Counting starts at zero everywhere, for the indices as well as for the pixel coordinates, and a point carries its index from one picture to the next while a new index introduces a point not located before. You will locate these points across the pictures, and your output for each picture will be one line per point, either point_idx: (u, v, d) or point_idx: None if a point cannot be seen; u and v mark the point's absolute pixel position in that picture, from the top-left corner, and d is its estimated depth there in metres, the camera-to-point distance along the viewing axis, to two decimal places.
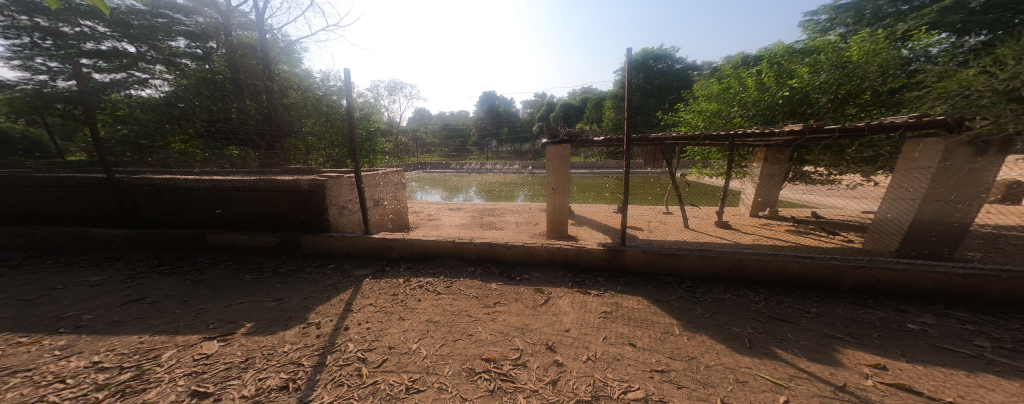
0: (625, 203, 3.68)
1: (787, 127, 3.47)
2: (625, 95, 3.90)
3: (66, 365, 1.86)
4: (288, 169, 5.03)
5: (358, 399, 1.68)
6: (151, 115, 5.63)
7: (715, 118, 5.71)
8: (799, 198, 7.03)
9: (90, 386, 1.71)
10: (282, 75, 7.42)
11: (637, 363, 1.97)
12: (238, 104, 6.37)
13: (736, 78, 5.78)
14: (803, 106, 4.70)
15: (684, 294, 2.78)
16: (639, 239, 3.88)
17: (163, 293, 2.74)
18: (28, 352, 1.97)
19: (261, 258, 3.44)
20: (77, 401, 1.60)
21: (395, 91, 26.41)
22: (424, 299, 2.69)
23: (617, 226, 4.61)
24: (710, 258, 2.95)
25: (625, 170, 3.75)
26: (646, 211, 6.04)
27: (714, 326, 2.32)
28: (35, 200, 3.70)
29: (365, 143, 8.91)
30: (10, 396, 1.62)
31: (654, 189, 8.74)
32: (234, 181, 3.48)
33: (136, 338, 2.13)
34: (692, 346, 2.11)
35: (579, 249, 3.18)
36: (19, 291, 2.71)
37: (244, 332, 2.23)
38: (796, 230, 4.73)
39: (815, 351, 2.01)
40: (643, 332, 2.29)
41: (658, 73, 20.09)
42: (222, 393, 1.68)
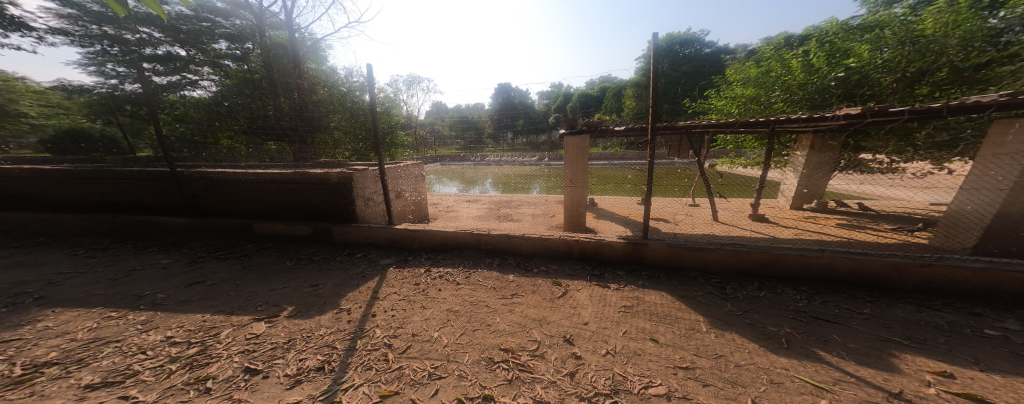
0: (649, 195, 3.56)
1: (842, 111, 3.14)
2: (651, 81, 3.67)
3: (146, 338, 2.11)
4: (319, 163, 5.29)
5: (385, 382, 1.79)
6: (203, 113, 6.43)
7: (752, 104, 5.33)
8: (853, 189, 6.48)
9: (165, 357, 1.94)
10: (310, 73, 7.69)
11: (660, 359, 1.94)
12: (273, 102, 6.73)
13: (778, 59, 5.27)
14: (863, 87, 4.24)
15: (712, 290, 2.67)
16: (663, 233, 3.75)
17: (220, 276, 3.01)
18: (117, 325, 2.24)
19: (298, 246, 3.67)
20: (156, 371, 1.84)
21: (411, 84, 26.91)
22: (444, 289, 2.76)
23: (639, 219, 4.48)
24: (743, 253, 2.80)
25: (649, 160, 3.58)
26: (670, 204, 5.80)
27: (746, 324, 2.23)
28: (112, 190, 4.13)
29: (386, 137, 9.17)
30: (105, 364, 1.87)
31: (678, 180, 8.35)
32: (273, 174, 3.70)
33: (199, 316, 2.37)
34: (721, 344, 2.04)
35: (599, 241, 3.11)
36: (106, 271, 3.08)
37: (287, 315, 2.41)
38: (844, 224, 4.38)
39: (866, 355, 1.87)
40: (668, 328, 2.23)
41: (686, 58, 18.99)
42: (270, 371, 1.86)
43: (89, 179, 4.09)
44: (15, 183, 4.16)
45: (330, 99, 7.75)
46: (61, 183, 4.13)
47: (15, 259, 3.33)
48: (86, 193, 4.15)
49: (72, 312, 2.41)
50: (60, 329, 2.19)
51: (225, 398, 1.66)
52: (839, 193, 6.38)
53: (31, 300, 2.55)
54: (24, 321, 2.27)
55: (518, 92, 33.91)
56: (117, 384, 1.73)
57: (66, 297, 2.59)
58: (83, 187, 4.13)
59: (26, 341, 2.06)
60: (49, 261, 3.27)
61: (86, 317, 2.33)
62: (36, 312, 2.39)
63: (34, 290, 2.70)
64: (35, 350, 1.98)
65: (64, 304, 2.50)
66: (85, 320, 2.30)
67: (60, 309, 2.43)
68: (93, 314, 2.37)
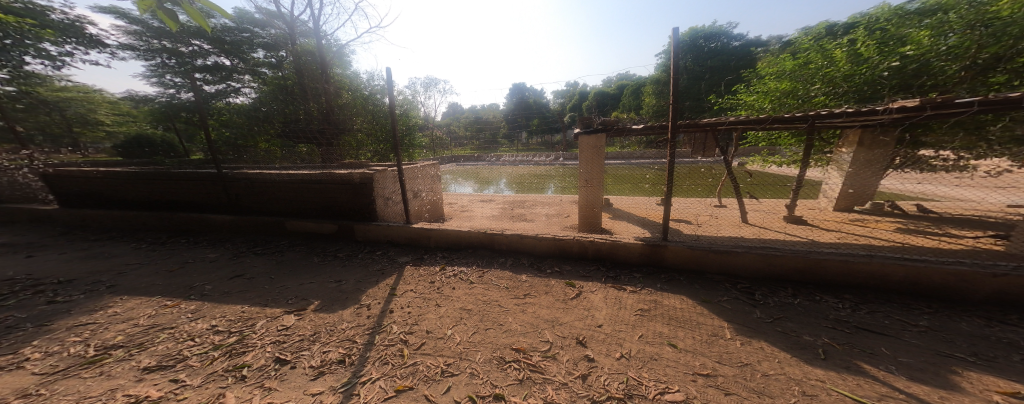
0: (669, 195, 3.44)
1: (894, 105, 2.91)
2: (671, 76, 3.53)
3: (194, 326, 2.31)
4: (345, 164, 5.54)
5: (400, 377, 1.85)
6: (244, 119, 7.21)
7: (788, 99, 4.97)
8: (911, 190, 5.92)
9: (209, 344, 2.13)
10: (337, 78, 7.70)
11: (678, 365, 1.88)
12: (303, 107, 7.28)
13: (818, 51, 4.93)
14: (922, 76, 3.80)
15: (739, 296, 2.56)
16: (684, 234, 3.60)
17: (257, 270, 3.23)
18: (171, 313, 2.48)
19: (324, 243, 3.87)
20: (201, 357, 2.01)
21: (428, 85, 27.65)
22: (458, 288, 2.81)
23: (657, 220, 4.32)
24: (775, 258, 2.69)
25: (669, 159, 3.46)
26: (693, 204, 5.54)
27: (778, 333, 2.11)
28: (168, 190, 4.50)
29: (405, 138, 9.44)
30: (161, 348, 2.08)
31: (701, 180, 7.96)
32: (303, 175, 3.92)
33: (239, 307, 2.56)
34: (748, 353, 1.95)
35: (614, 242, 3.05)
36: (163, 263, 3.39)
37: (313, 309, 2.55)
38: (899, 227, 3.98)
39: (921, 371, 1.71)
40: (689, 334, 2.15)
41: (711, 53, 18.15)
42: (297, 361, 1.97)
43: (149, 180, 4.48)
44: (88, 184, 4.62)
45: (355, 102, 7.69)
46: (126, 185, 4.56)
47: (91, 250, 3.73)
48: (149, 193, 4.56)
49: (136, 299, 2.68)
50: (125, 315, 2.44)
51: (257, 386, 1.78)
52: (895, 194, 5.85)
53: (104, 287, 2.86)
54: (98, 307, 2.55)
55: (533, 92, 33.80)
56: (168, 368, 1.91)
57: (132, 286, 2.88)
58: (143, 187, 4.53)
59: (98, 325, 2.31)
60: (118, 253, 3.64)
61: (146, 305, 2.59)
62: (107, 299, 2.67)
63: (106, 279, 3.02)
64: (105, 333, 2.23)
65: (129, 292, 2.79)
66: (145, 308, 2.55)
67: (126, 296, 2.71)
68: (152, 302, 2.63)
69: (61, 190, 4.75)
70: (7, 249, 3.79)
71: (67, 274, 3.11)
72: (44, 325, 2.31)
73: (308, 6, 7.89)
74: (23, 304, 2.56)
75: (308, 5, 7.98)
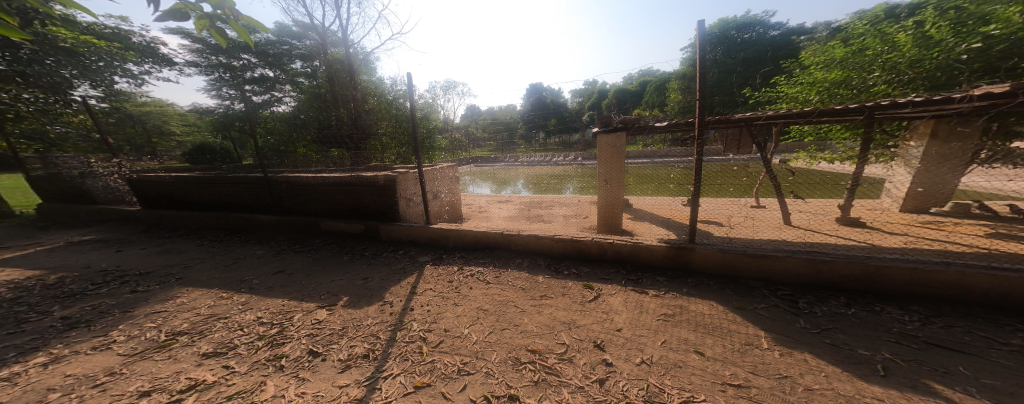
0: (696, 195, 3.25)
1: (970, 93, 2.57)
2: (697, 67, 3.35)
3: (244, 317, 2.56)
4: (371, 167, 5.85)
5: (419, 374, 1.91)
6: (287, 126, 8.31)
7: (840, 89, 4.42)
8: (1003, 189, 5.11)
9: (256, 334, 2.34)
10: (363, 84, 8.47)
11: (705, 374, 1.77)
12: (335, 113, 8.01)
13: (875, 35, 4.42)
14: (1013, 58, 3.22)
15: (779, 304, 2.36)
16: (714, 236, 3.38)
17: (296, 266, 3.50)
18: (226, 304, 2.76)
19: (353, 242, 4.10)
20: (248, 346, 2.22)
21: (447, 88, 28.60)
22: (474, 287, 2.85)
23: (682, 221, 4.10)
24: (823, 264, 2.47)
25: (697, 156, 3.27)
26: (725, 205, 5.18)
27: (828, 345, 1.92)
28: (222, 193, 4.88)
29: (425, 141, 9.85)
30: (217, 336, 2.32)
31: (734, 179, 7.43)
32: (336, 178, 4.17)
33: (280, 301, 2.79)
34: (787, 364, 1.79)
35: (635, 244, 2.94)
36: (220, 258, 3.75)
37: (343, 304, 2.71)
38: (987, 232, 3.41)
39: (1009, 395, 1.49)
40: (719, 342, 2.01)
41: (745, 44, 17.05)
42: (328, 354, 2.11)
43: (205, 184, 4.91)
44: (163, 188, 5.12)
45: (379, 107, 8.38)
46: (188, 190, 5.02)
47: (165, 246, 4.19)
48: (207, 196, 4.98)
49: (198, 291, 3.00)
50: (189, 305, 2.75)
51: (293, 376, 1.93)
52: (979, 193, 5.09)
53: (174, 279, 3.23)
54: (169, 296, 2.89)
55: (553, 93, 33.77)
56: (221, 356, 2.12)
57: (195, 279, 3.24)
58: (201, 190, 4.96)
59: (169, 313, 2.62)
60: (186, 249, 4.07)
61: (207, 296, 2.90)
62: (176, 290, 3.02)
63: (176, 272, 3.40)
64: (173, 320, 2.52)
65: (193, 284, 3.13)
66: (205, 299, 2.85)
67: (190, 288, 3.05)
68: (211, 294, 2.93)
69: (142, 194, 5.28)
70: (100, 242, 4.36)
71: (146, 266, 3.54)
72: (128, 311, 2.66)
73: (336, 17, 8.61)
74: (113, 292, 2.96)
75: (337, 16, 8.73)
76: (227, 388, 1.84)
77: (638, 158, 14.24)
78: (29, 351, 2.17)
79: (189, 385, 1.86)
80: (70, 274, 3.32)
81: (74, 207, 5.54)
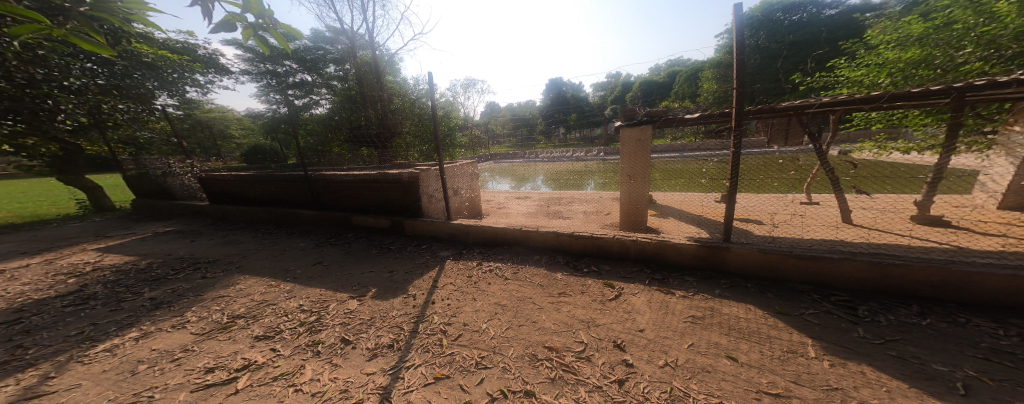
0: (733, 190, 2.99)
1: None
2: (734, 49, 3.06)
3: (287, 304, 2.81)
4: (397, 164, 6.13)
5: (438, 365, 1.97)
6: (323, 127, 9.20)
7: (916, 69, 3.71)
8: None
9: (297, 321, 2.56)
10: (388, 85, 8.99)
11: (738, 380, 1.63)
12: (364, 114, 8.63)
13: (967, 6, 3.74)
14: None
15: (831, 309, 2.10)
16: (753, 235, 3.10)
17: (332, 258, 3.78)
18: (274, 292, 3.05)
19: (381, 237, 4.33)
20: (291, 331, 2.43)
21: (470, 87, 29.23)
22: (493, 283, 2.88)
23: (714, 218, 3.82)
24: (886, 267, 2.16)
25: (734, 148, 3.02)
26: (767, 201, 4.71)
27: (893, 357, 1.67)
28: (271, 191, 5.40)
29: (446, 138, 10.07)
30: (265, 321, 2.57)
31: (780, 173, 6.77)
32: (365, 175, 4.41)
33: (318, 290, 3.03)
34: (839, 375, 1.59)
35: (662, 242, 2.79)
36: (269, 250, 4.16)
37: (371, 295, 2.88)
38: None
39: None
40: (755, 347, 1.84)
41: (794, 26, 15.51)
42: (358, 342, 2.25)
43: (257, 182, 5.44)
44: (226, 186, 5.77)
45: (403, 107, 8.75)
46: (245, 188, 5.61)
47: (227, 237, 4.73)
48: (259, 193, 5.53)
49: (251, 279, 3.35)
50: (245, 291, 3.08)
51: (328, 361, 2.09)
52: None
53: (234, 267, 3.64)
54: (229, 283, 3.26)
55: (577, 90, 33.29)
56: (269, 339, 2.35)
57: (250, 268, 3.62)
58: (255, 188, 5.51)
59: (229, 298, 2.96)
60: (243, 240, 4.57)
61: (258, 284, 3.23)
62: (234, 277, 3.40)
63: (235, 261, 3.83)
64: (232, 305, 2.84)
65: (248, 272, 3.50)
66: (258, 286, 3.17)
67: (246, 276, 3.42)
68: (262, 282, 3.26)
69: (209, 190, 5.99)
70: (177, 233, 5.02)
71: (212, 255, 4.03)
72: (197, 295, 3.05)
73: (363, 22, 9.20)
74: (187, 277, 3.41)
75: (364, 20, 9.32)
76: (273, 370, 2.03)
77: (666, 152, 13.54)
78: (125, 326, 2.56)
79: (244, 364, 2.08)
80: (155, 261, 3.87)
81: (156, 202, 6.41)
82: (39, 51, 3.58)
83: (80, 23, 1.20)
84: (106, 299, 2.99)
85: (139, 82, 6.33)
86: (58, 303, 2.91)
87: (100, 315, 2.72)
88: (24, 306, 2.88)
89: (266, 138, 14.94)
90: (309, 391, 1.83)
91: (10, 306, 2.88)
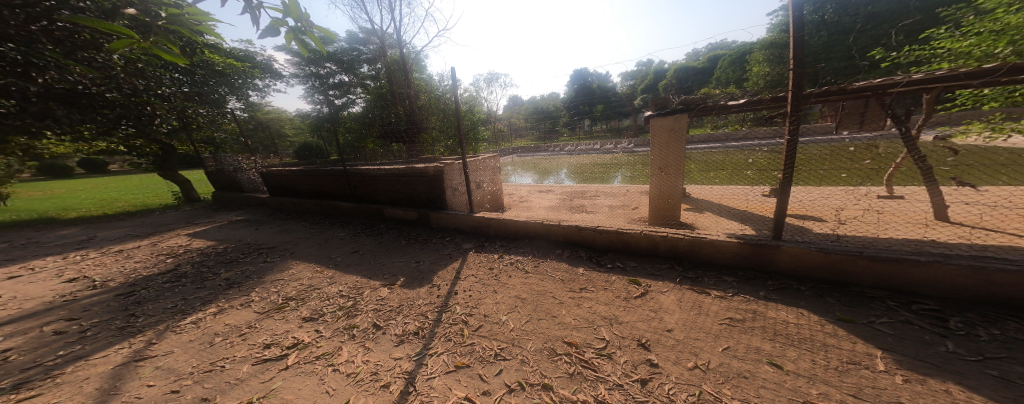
0: (786, 183, 2.49)
1: None
2: (790, 18, 2.41)
3: (329, 289, 3.07)
4: (424, 158, 6.43)
5: (459, 354, 2.00)
6: (359, 123, 10.10)
7: None
8: None
9: (336, 305, 2.78)
10: (416, 83, 9.55)
11: (783, 389, 1.42)
12: (395, 110, 9.30)
13: None
14: None
15: (911, 319, 1.76)
16: (810, 233, 2.71)
17: (367, 248, 4.06)
18: (318, 277, 3.35)
19: (410, 228, 4.55)
20: (331, 315, 2.64)
21: (494, 82, 29.88)
22: (514, 276, 2.87)
23: (760, 214, 3.42)
24: (991, 272, 1.76)
25: (789, 136, 2.48)
26: (834, 195, 4.09)
27: (998, 379, 1.34)
28: (318, 185, 5.95)
29: (470, 132, 10.41)
30: (311, 304, 2.84)
31: (851, 165, 5.87)
32: (396, 170, 4.66)
33: (354, 277, 3.27)
34: (920, 394, 1.32)
35: (695, 238, 2.57)
36: (315, 239, 4.58)
37: (399, 284, 3.03)
38: None
39: None
40: (808, 355, 1.59)
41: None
42: (387, 328, 2.37)
43: (306, 177, 6.02)
44: (282, 181, 6.48)
45: (429, 103, 9.28)
46: (297, 184, 6.26)
47: (282, 227, 5.31)
48: (308, 188, 6.13)
49: (301, 264, 3.72)
50: (296, 275, 3.43)
51: (361, 344, 2.21)
52: None
53: (287, 254, 4.08)
54: (283, 268, 3.65)
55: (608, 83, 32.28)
56: (314, 321, 2.57)
57: (300, 254, 4.02)
58: (304, 183, 6.12)
59: (282, 281, 3.31)
60: (294, 229, 5.09)
61: (306, 269, 3.57)
62: (287, 262, 3.80)
63: (288, 248, 4.29)
64: (286, 288, 3.17)
65: (298, 258, 3.89)
66: (306, 271, 3.51)
67: (296, 262, 3.80)
68: (309, 268, 3.60)
69: (269, 185, 6.75)
70: (245, 222, 5.75)
71: (270, 242, 4.54)
72: (259, 277, 3.45)
73: (392, 21, 9.82)
74: (251, 261, 3.88)
75: (393, 19, 9.92)
76: (317, 349, 2.20)
77: (705, 143, 12.55)
78: (206, 302, 2.97)
79: (293, 343, 2.28)
80: (229, 246, 4.47)
81: (229, 194, 7.36)
82: (134, 65, 4.21)
83: (160, 36, 1.40)
84: (193, 278, 3.52)
85: (214, 87, 7.78)
86: (159, 280, 3.50)
87: (189, 291, 3.21)
88: (136, 281, 3.49)
89: (315, 136, 16.75)
90: (344, 370, 1.95)
91: (125, 280, 3.51)
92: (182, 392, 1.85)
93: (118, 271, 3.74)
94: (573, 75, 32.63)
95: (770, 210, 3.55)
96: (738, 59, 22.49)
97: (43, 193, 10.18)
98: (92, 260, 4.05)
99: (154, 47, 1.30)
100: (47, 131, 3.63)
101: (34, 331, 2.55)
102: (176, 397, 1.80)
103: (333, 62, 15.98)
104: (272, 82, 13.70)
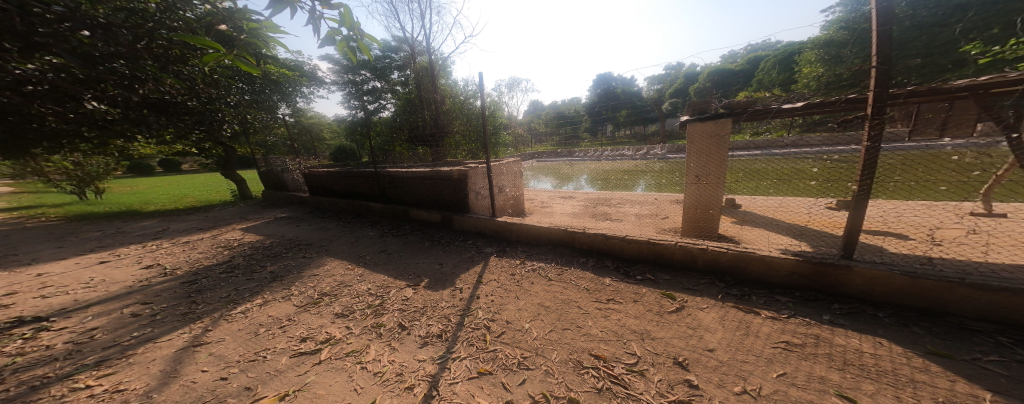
0: (857, 194, 2.19)
1: None
2: (873, 10, 2.05)
3: (359, 287, 3.20)
4: (448, 162, 6.57)
5: (481, 360, 1.96)
6: (388, 126, 10.60)
7: None
8: None
9: (365, 302, 2.89)
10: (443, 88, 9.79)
11: None
12: (422, 115, 9.63)
13: None
14: None
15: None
16: (886, 254, 2.35)
17: (393, 248, 4.19)
18: (349, 274, 3.51)
19: (433, 230, 4.64)
20: (360, 312, 2.73)
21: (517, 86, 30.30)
22: (537, 283, 2.80)
23: (815, 230, 3.05)
24: None
25: (866, 142, 2.15)
26: (909, 212, 3.54)
27: None
28: (351, 186, 6.31)
29: (493, 137, 10.55)
30: (343, 300, 2.97)
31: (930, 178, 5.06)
32: (423, 173, 4.80)
33: (382, 277, 3.37)
34: None
35: (739, 252, 2.34)
36: (346, 237, 4.82)
37: (423, 285, 3.08)
38: None
39: None
40: (889, 390, 1.35)
41: None
42: (412, 328, 2.40)
43: (341, 179, 6.42)
44: (320, 181, 6.95)
45: (455, 108, 9.52)
46: (333, 184, 6.67)
47: (318, 224, 5.67)
48: (342, 189, 6.51)
49: (334, 261, 3.93)
50: (330, 272, 3.62)
51: (387, 343, 2.26)
52: None
53: (322, 250, 4.33)
54: (319, 263, 3.88)
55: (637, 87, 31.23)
56: (345, 317, 2.68)
57: (333, 251, 4.25)
58: (339, 184, 6.52)
59: (318, 277, 3.51)
60: (329, 228, 5.42)
61: (338, 266, 3.76)
62: (322, 259, 4.03)
63: (323, 245, 4.56)
64: (321, 283, 3.36)
65: (331, 255, 4.12)
66: (339, 268, 3.70)
67: (330, 258, 4.02)
68: (341, 265, 3.80)
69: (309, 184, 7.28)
70: (288, 219, 6.24)
71: (308, 239, 4.85)
72: (298, 272, 3.69)
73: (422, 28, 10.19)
74: (291, 256, 4.17)
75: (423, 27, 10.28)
76: (347, 345, 2.28)
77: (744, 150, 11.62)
78: (254, 293, 3.23)
79: (326, 338, 2.38)
80: (273, 241, 4.84)
81: (276, 193, 8.04)
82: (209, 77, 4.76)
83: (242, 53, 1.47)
84: (243, 270, 3.85)
85: (269, 95, 8.50)
86: (216, 270, 3.87)
87: (240, 282, 3.51)
88: (197, 270, 3.89)
89: (350, 139, 17.94)
90: (372, 369, 1.99)
91: (189, 268, 3.93)
92: (230, 379, 1.99)
93: (185, 260, 4.20)
94: (599, 78, 32.05)
95: (827, 225, 3.15)
96: (786, 60, 20.74)
97: (130, 187, 11.82)
98: (164, 250, 4.59)
99: (237, 60, 1.42)
100: (139, 135, 4.21)
101: (116, 312, 2.91)
102: (224, 384, 1.94)
103: (368, 69, 17.26)
104: (316, 89, 14.97)
